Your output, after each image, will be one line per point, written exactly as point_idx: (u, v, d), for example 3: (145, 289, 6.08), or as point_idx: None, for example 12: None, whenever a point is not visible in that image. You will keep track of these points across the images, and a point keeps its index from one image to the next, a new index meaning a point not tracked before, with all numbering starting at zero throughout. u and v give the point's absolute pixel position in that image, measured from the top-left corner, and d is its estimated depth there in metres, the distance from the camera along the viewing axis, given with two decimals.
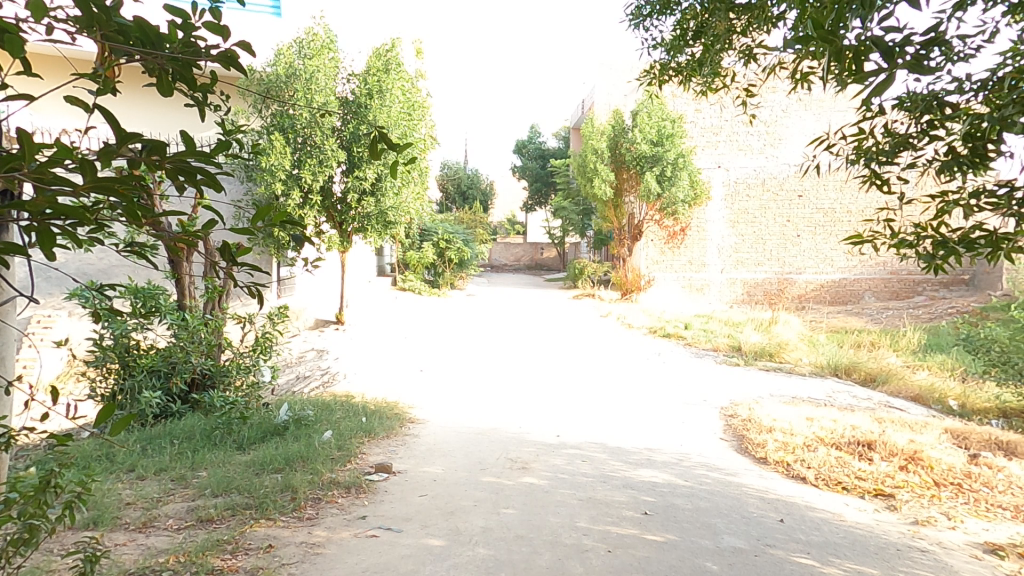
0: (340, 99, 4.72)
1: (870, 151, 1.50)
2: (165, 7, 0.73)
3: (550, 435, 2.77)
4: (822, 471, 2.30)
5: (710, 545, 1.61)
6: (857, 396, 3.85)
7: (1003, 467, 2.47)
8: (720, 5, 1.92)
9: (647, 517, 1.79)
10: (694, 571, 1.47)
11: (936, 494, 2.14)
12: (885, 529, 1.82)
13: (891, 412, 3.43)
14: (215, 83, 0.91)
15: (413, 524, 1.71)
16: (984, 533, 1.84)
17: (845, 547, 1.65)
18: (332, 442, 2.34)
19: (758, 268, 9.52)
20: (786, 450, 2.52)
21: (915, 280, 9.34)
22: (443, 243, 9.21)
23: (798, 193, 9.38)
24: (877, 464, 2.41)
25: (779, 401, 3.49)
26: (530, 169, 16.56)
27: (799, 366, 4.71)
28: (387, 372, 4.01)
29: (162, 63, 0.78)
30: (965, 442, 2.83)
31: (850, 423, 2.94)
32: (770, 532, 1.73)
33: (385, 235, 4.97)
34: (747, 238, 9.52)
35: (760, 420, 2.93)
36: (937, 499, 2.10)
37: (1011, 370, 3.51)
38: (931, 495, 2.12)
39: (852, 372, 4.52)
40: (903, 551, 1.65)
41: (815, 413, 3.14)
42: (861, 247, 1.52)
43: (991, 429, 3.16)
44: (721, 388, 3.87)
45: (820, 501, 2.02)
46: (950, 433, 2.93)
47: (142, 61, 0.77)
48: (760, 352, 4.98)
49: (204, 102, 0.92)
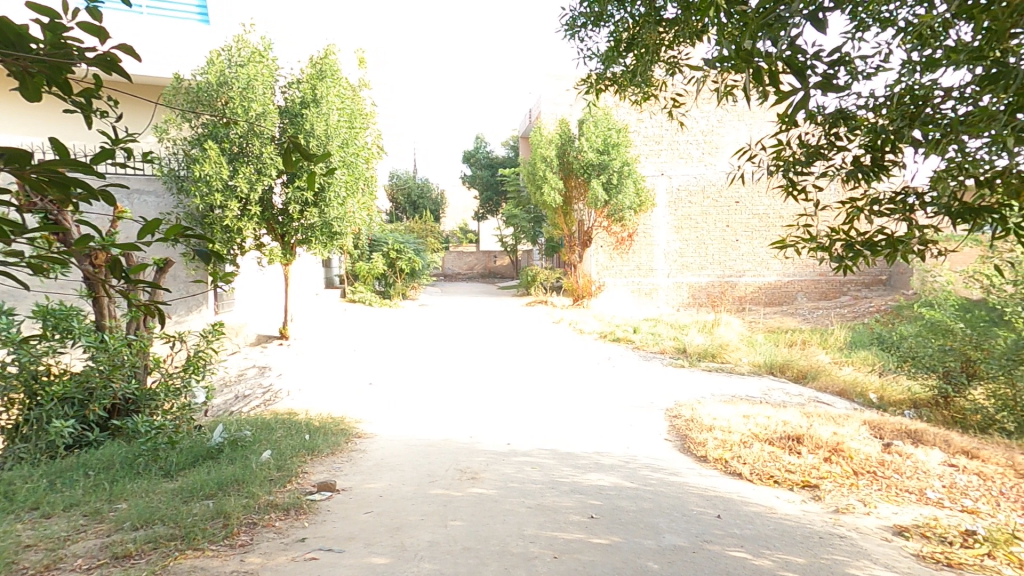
0: (277, 107, 4.59)
1: (787, 160, 1.59)
2: (28, 6, 0.70)
3: (500, 443, 2.78)
4: (756, 465, 2.41)
5: (652, 545, 1.66)
6: (789, 392, 4.05)
7: (912, 453, 2.66)
8: (649, 18, 1.99)
9: (593, 521, 1.82)
10: (635, 571, 1.51)
11: (855, 482, 2.28)
12: (810, 519, 1.92)
13: (819, 406, 3.63)
14: (98, 88, 0.88)
15: (356, 543, 1.68)
16: (893, 516, 1.98)
17: (774, 538, 1.73)
18: (271, 462, 2.27)
19: (701, 272, 9.90)
20: (725, 447, 2.62)
21: (840, 281, 9.95)
22: (394, 253, 9.11)
23: (735, 199, 9.80)
24: (805, 456, 2.55)
25: (719, 400, 3.63)
26: (481, 178, 16.64)
27: (738, 365, 4.91)
28: (334, 387, 3.91)
29: (27, 65, 0.75)
30: (881, 432, 3.03)
31: (781, 418, 3.09)
32: (708, 528, 1.79)
33: (331, 246, 4.85)
34: (690, 242, 9.87)
35: (701, 420, 3.04)
36: (856, 486, 2.25)
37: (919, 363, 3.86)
38: (850, 484, 2.25)
39: (785, 370, 4.75)
40: (825, 539, 1.75)
41: (751, 410, 3.29)
42: (783, 251, 1.62)
43: (905, 419, 3.40)
44: (664, 390, 3.98)
45: (754, 495, 2.12)
46: (868, 424, 3.13)
47: (6, 65, 0.73)
48: (703, 353, 5.16)
49: (89, 108, 0.90)
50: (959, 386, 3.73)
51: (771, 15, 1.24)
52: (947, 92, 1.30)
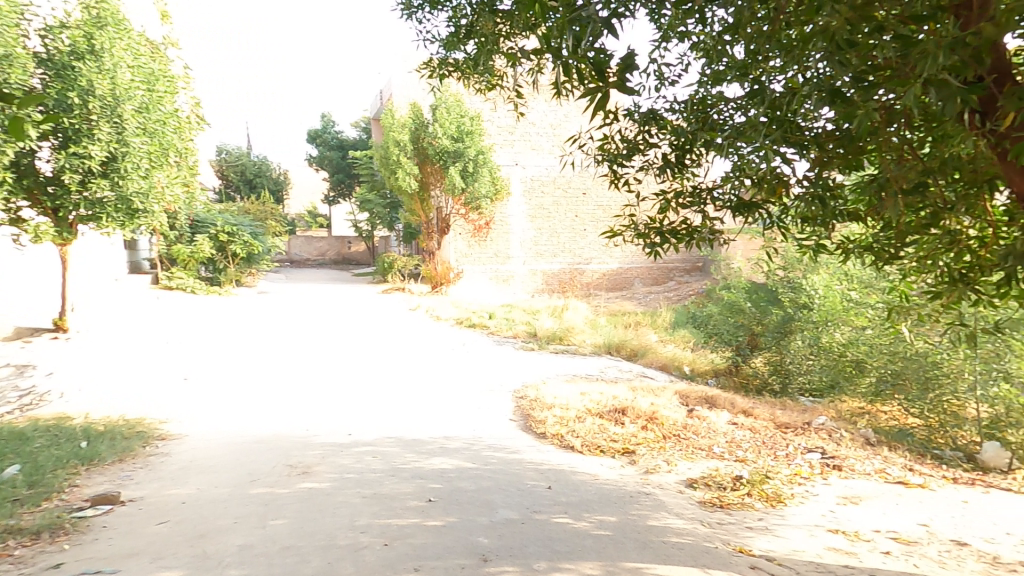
0: (34, 54, 3.78)
1: (611, 154, 1.70)
2: None
3: (341, 434, 2.66)
4: (586, 438, 2.60)
5: (486, 521, 1.70)
6: (622, 369, 4.46)
7: (708, 417, 3.09)
8: (485, 8, 1.99)
9: (430, 504, 1.82)
10: (467, 547, 1.53)
11: (664, 444, 2.58)
12: (625, 480, 2.13)
13: (644, 381, 4.05)
14: None
15: (144, 558, 1.47)
16: (689, 471, 2.28)
17: (595, 502, 1.89)
18: (19, 479, 1.91)
19: (554, 260, 10.45)
20: (561, 423, 2.79)
21: (669, 268, 11.14)
22: (225, 236, 8.19)
23: (582, 191, 10.46)
24: (627, 426, 2.81)
25: (563, 380, 3.86)
26: (330, 159, 15.72)
27: (582, 346, 5.28)
28: (138, 386, 3.41)
29: None
30: (688, 400, 3.47)
31: (612, 393, 3.38)
32: (540, 499, 1.89)
33: (132, 225, 4.25)
34: (544, 231, 10.36)
35: (543, 399, 3.20)
36: (664, 447, 2.55)
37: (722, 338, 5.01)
38: (659, 446, 2.54)
39: (621, 349, 5.22)
40: (633, 497, 1.96)
41: (588, 387, 3.54)
42: (612, 239, 1.73)
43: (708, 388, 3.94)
44: (512, 372, 4.13)
45: (582, 464, 2.29)
46: (679, 394, 3.56)
47: None
48: (551, 336, 5.45)
49: None
50: (745, 356, 4.93)
51: (574, 14, 1.25)
52: (727, 102, 1.46)
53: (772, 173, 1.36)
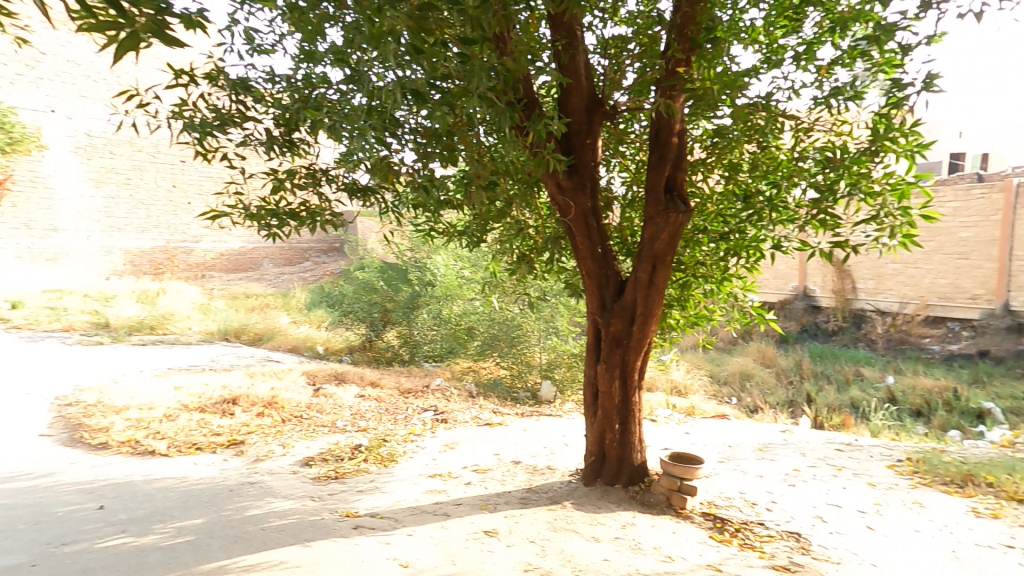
0: None
1: (206, 125, 1.99)
2: None
3: None
4: (184, 437, 3.83)
5: (138, 560, 2.26)
6: (239, 356, 6.48)
7: (334, 394, 4.92)
8: None
9: (34, 568, 2.17)
10: (160, 561, 2.26)
11: (281, 428, 4.10)
12: (228, 473, 3.31)
13: (263, 365, 5.96)
14: None
15: None
16: (304, 449, 3.76)
17: (178, 509, 2.77)
18: None
19: (144, 235, 11.56)
20: (143, 424, 3.97)
21: (302, 250, 14.19)
22: None
23: (175, 162, 12.12)
24: (239, 416, 4.28)
25: (155, 377, 5.30)
26: None
27: (185, 334, 7.45)
28: None
29: None
30: (315, 378, 5.48)
31: (220, 382, 5.07)
32: (82, 523, 2.58)
33: None
34: (119, 201, 11.24)
35: (112, 403, 4.35)
36: (271, 432, 4.02)
37: (355, 319, 6.95)
38: (275, 431, 4.04)
39: (239, 334, 7.44)
40: (239, 489, 3.06)
41: (184, 383, 4.95)
42: (218, 217, 2.11)
43: (316, 364, 6.02)
44: (87, 374, 5.34)
45: (182, 468, 3.35)
46: (307, 374, 5.54)
47: None
48: (139, 328, 7.34)
49: None
50: (379, 331, 6.89)
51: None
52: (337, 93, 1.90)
53: (383, 159, 1.92)
